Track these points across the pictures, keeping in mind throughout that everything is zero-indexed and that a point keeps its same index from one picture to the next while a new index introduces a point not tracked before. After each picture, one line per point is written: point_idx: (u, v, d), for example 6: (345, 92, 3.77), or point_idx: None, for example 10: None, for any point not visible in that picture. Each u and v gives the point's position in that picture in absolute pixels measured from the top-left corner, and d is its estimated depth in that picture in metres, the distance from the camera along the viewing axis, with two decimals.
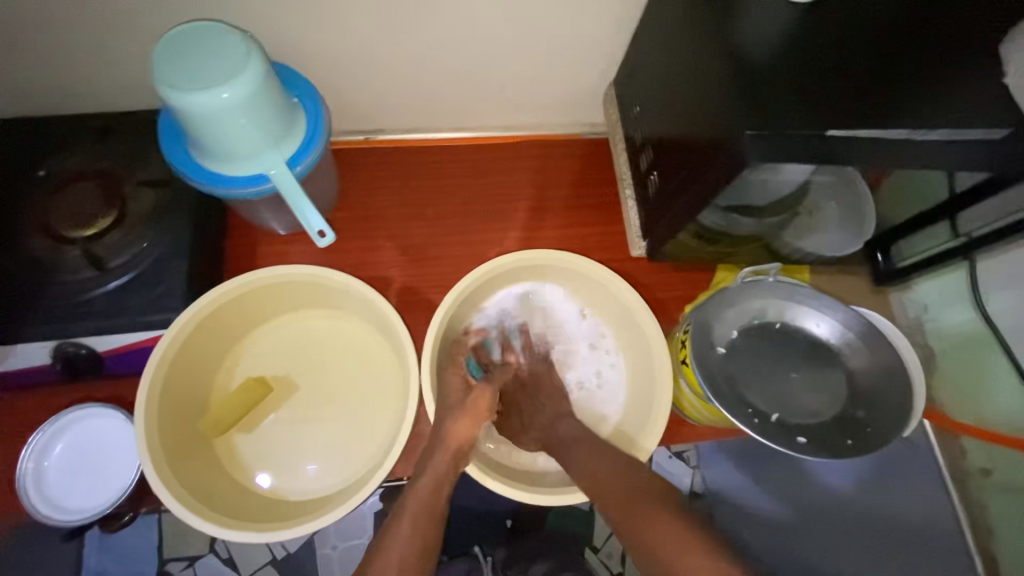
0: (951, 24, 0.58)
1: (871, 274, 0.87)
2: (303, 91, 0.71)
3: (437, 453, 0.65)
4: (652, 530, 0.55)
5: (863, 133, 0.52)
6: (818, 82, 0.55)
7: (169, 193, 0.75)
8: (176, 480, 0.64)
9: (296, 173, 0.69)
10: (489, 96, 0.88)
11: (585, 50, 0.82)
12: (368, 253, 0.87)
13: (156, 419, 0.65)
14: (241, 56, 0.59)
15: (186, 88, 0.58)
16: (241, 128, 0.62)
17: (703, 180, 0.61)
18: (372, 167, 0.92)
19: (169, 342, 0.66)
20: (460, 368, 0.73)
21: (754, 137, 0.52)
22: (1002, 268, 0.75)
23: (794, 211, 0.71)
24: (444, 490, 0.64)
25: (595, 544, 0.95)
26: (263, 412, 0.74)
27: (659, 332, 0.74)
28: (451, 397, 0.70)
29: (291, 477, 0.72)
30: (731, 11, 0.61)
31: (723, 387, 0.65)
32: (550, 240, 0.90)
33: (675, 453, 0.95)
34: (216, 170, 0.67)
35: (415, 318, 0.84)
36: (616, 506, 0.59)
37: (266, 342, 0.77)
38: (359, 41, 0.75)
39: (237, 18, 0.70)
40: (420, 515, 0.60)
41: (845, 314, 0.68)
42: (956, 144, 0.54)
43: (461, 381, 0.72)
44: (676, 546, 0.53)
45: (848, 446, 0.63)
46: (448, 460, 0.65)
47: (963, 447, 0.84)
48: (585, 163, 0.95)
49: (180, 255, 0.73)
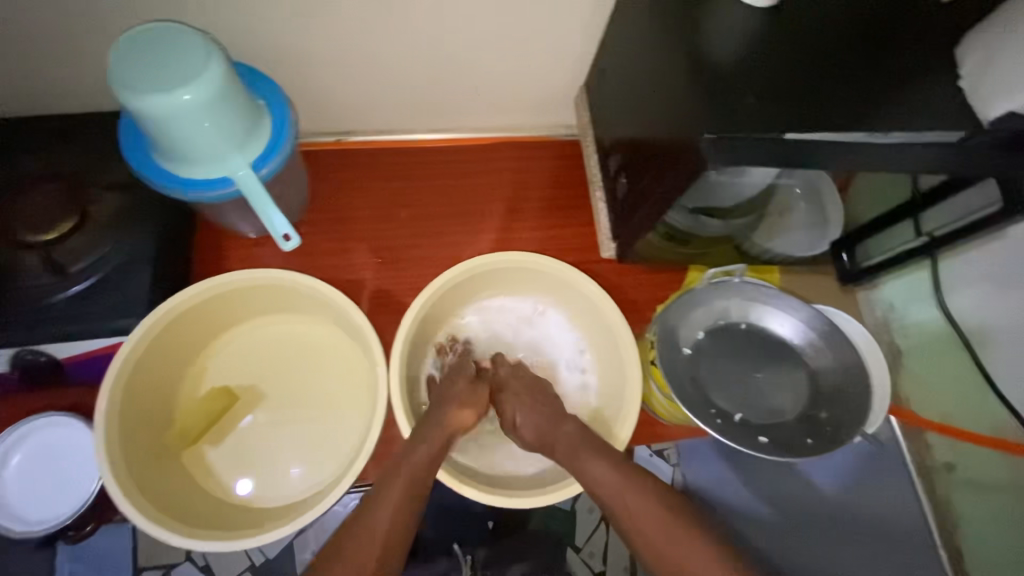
0: (911, 29, 0.59)
1: (838, 274, 0.89)
2: (268, 92, 0.69)
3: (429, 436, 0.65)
4: (646, 523, 0.56)
5: (823, 136, 0.52)
6: (780, 86, 0.55)
7: (131, 197, 0.73)
8: (137, 492, 0.63)
9: (261, 177, 0.67)
10: (462, 98, 0.88)
11: (556, 53, 0.82)
12: (340, 255, 0.86)
13: (118, 430, 0.64)
14: (200, 58, 0.58)
15: (145, 90, 0.57)
16: (203, 131, 0.61)
17: (668, 181, 0.61)
18: (344, 169, 0.91)
19: (129, 351, 0.65)
20: (465, 372, 0.75)
21: (715, 140, 0.52)
22: (962, 267, 0.78)
23: (761, 212, 0.73)
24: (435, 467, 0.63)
25: (577, 544, 0.93)
26: (232, 423, 0.73)
27: (626, 326, 0.75)
28: (449, 394, 0.71)
29: (257, 487, 0.71)
30: (696, 15, 0.61)
31: (688, 388, 0.66)
32: (524, 243, 0.90)
33: (656, 449, 0.88)
34: (178, 173, 0.66)
35: (388, 322, 0.83)
36: (623, 500, 0.58)
37: (231, 350, 0.76)
38: (328, 42, 0.74)
39: (198, 19, 0.68)
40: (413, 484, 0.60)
41: (806, 314, 0.69)
42: (915, 147, 0.54)
43: (467, 383, 0.73)
44: (667, 540, 0.55)
45: (809, 446, 0.63)
46: (438, 444, 0.64)
47: (929, 442, 0.86)
48: (559, 165, 0.95)
49: (144, 260, 0.71)
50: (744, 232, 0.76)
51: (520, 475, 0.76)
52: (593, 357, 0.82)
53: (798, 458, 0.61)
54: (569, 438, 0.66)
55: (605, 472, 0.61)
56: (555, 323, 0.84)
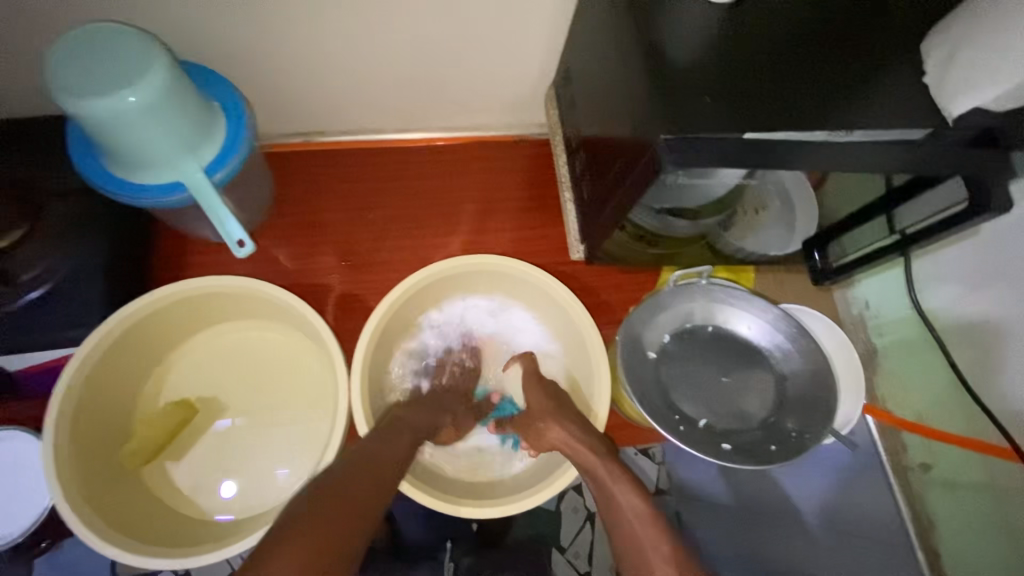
0: (876, 26, 0.58)
1: (810, 272, 0.85)
2: (223, 92, 0.67)
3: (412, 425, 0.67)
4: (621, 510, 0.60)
5: (782, 136, 0.52)
6: (741, 84, 0.54)
7: (84, 203, 0.71)
8: (89, 509, 0.62)
9: (216, 181, 0.65)
10: (429, 98, 0.86)
11: (523, 50, 0.80)
12: (306, 259, 0.84)
13: (69, 445, 0.63)
14: (144, 59, 0.56)
15: (85, 94, 0.55)
16: (151, 134, 0.59)
17: (630, 181, 0.60)
18: (311, 171, 0.89)
19: (80, 363, 0.64)
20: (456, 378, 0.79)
21: (670, 141, 0.50)
22: (933, 262, 0.80)
23: (734, 209, 0.71)
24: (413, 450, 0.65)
25: (562, 544, 0.93)
26: (193, 436, 0.72)
27: (591, 323, 0.74)
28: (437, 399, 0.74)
29: (217, 499, 0.70)
30: (657, 12, 0.59)
31: (653, 396, 0.68)
32: (495, 244, 0.88)
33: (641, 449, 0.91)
34: (128, 178, 0.64)
35: (355, 327, 0.81)
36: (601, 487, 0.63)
37: (190, 361, 0.75)
38: (285, 42, 0.72)
39: (147, 19, 0.66)
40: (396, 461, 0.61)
41: (772, 317, 0.70)
42: (879, 145, 0.53)
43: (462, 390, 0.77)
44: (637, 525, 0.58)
45: (773, 454, 0.65)
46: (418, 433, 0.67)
47: (905, 442, 0.86)
48: (532, 164, 0.93)
49: (97, 268, 0.70)
50: (717, 231, 0.74)
51: (480, 479, 0.75)
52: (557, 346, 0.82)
53: (761, 468, 0.63)
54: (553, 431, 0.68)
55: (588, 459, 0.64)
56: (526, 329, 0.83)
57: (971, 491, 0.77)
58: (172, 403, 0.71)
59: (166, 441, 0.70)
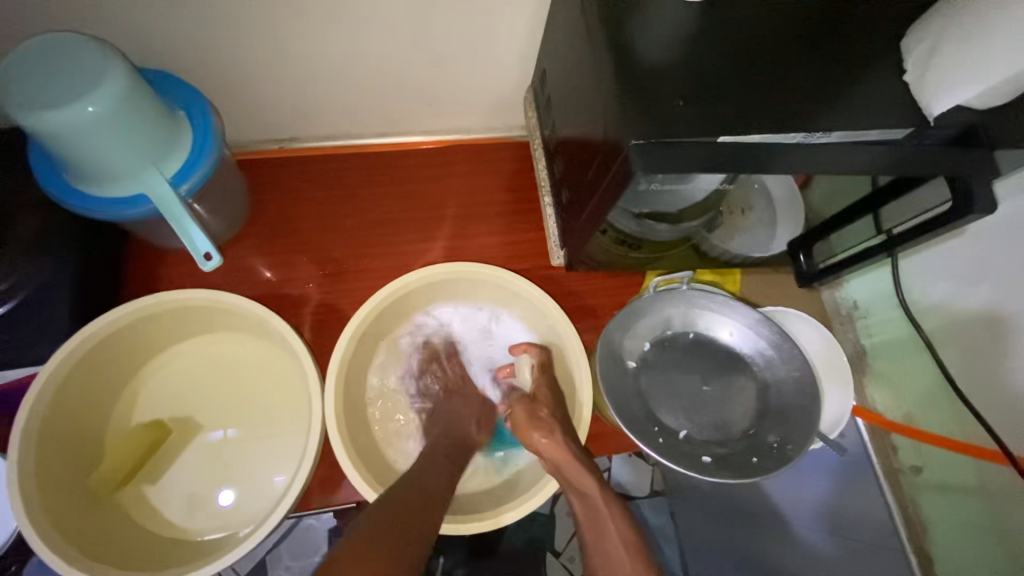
0: (854, 24, 0.56)
1: (796, 274, 0.83)
2: (189, 100, 0.65)
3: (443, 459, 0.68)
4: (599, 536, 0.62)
5: (757, 138, 0.50)
6: (717, 85, 0.52)
7: (50, 216, 0.69)
8: (57, 533, 0.60)
9: (182, 193, 0.64)
10: (405, 102, 0.84)
11: (498, 51, 0.78)
12: (284, 269, 0.82)
13: (36, 468, 0.61)
14: (102, 70, 0.54)
15: (36, 107, 0.53)
16: (110, 146, 0.57)
17: (605, 185, 0.58)
18: (287, 177, 0.87)
19: (45, 384, 0.62)
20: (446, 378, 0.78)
21: (643, 146, 0.49)
22: (923, 261, 0.78)
23: (718, 210, 0.69)
24: (444, 478, 0.65)
25: (557, 548, 0.92)
26: (169, 457, 0.71)
27: (570, 326, 0.73)
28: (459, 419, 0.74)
29: (194, 519, 0.69)
30: (629, 11, 0.58)
31: (633, 407, 0.67)
32: (476, 249, 0.86)
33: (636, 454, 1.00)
34: (90, 191, 0.62)
35: (333, 337, 0.79)
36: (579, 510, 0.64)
37: (164, 380, 0.74)
38: (251, 46, 0.70)
39: (108, 27, 0.65)
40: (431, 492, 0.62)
41: (753, 323, 0.69)
42: (857, 145, 0.52)
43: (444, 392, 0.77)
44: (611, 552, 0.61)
45: (755, 466, 0.64)
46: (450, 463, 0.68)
47: (895, 444, 0.85)
48: (514, 166, 0.92)
49: (63, 282, 0.68)
50: (701, 234, 0.72)
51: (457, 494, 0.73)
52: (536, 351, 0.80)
53: (744, 480, 0.61)
54: (540, 440, 0.66)
55: (565, 464, 0.64)
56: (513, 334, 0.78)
57: (961, 493, 0.76)
58: (145, 424, 0.70)
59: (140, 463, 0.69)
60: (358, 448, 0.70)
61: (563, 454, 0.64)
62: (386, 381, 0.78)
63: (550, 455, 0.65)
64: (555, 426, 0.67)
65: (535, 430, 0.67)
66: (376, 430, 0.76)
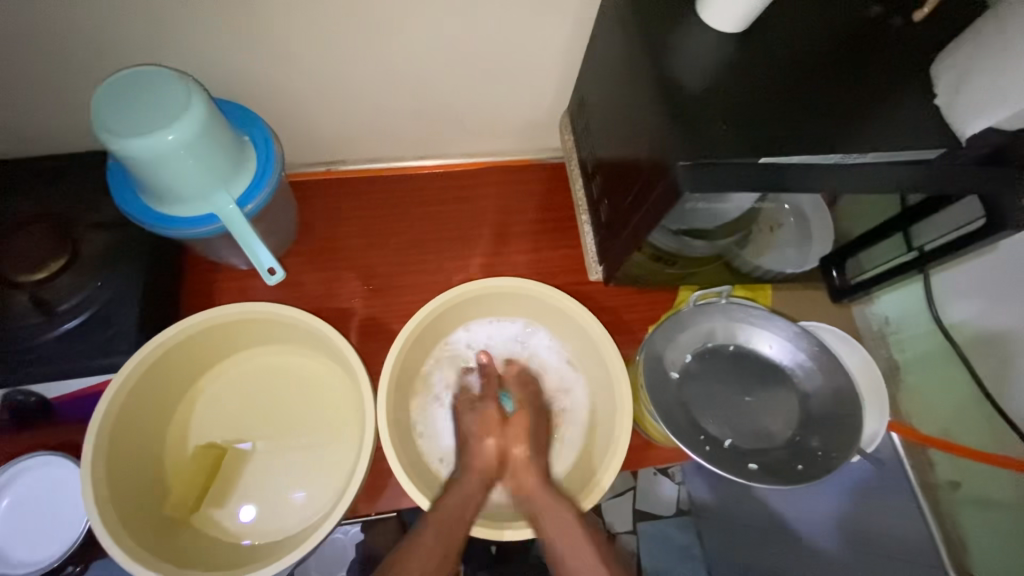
0: (884, 51, 0.60)
1: (829, 290, 0.87)
2: (253, 129, 0.70)
3: (468, 474, 0.69)
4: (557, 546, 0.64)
5: (793, 160, 0.53)
6: (753, 108, 0.56)
7: (122, 233, 0.74)
8: (128, 535, 0.63)
9: (246, 212, 0.68)
10: (448, 126, 0.89)
11: (537, 81, 0.84)
12: (329, 285, 0.86)
13: (106, 473, 0.65)
14: (184, 100, 0.59)
15: (125, 133, 0.58)
16: (189, 170, 0.62)
17: (649, 203, 0.60)
18: (333, 198, 0.92)
19: (114, 394, 0.66)
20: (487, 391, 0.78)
21: (688, 167, 0.52)
22: (955, 278, 0.79)
23: (750, 228, 0.71)
24: (472, 506, 0.66)
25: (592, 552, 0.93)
26: (233, 475, 0.73)
27: (607, 338, 0.75)
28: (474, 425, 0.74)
29: (252, 529, 0.71)
30: (671, 36, 0.61)
31: (678, 417, 0.69)
32: (513, 265, 0.90)
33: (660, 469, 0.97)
34: (162, 210, 0.66)
35: (379, 350, 0.83)
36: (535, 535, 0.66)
37: (220, 397, 0.77)
38: (310, 75, 0.76)
39: (185, 60, 0.71)
40: (446, 520, 0.63)
41: (793, 337, 0.73)
42: (888, 166, 0.55)
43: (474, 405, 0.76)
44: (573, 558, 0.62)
45: (801, 473, 0.66)
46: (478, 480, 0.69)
47: (931, 459, 0.86)
48: (549, 186, 0.96)
49: (132, 295, 0.72)
50: (733, 251, 0.75)
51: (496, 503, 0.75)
52: (582, 371, 0.82)
53: (789, 486, 0.64)
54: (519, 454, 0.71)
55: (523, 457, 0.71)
56: (576, 393, 0.81)
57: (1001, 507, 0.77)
58: (206, 444, 0.73)
59: (207, 483, 0.72)
60: (407, 457, 0.72)
61: (531, 469, 0.70)
62: (428, 398, 0.80)
63: (521, 472, 0.70)
64: (539, 457, 0.71)
65: (515, 442, 0.72)
66: (419, 439, 0.78)
